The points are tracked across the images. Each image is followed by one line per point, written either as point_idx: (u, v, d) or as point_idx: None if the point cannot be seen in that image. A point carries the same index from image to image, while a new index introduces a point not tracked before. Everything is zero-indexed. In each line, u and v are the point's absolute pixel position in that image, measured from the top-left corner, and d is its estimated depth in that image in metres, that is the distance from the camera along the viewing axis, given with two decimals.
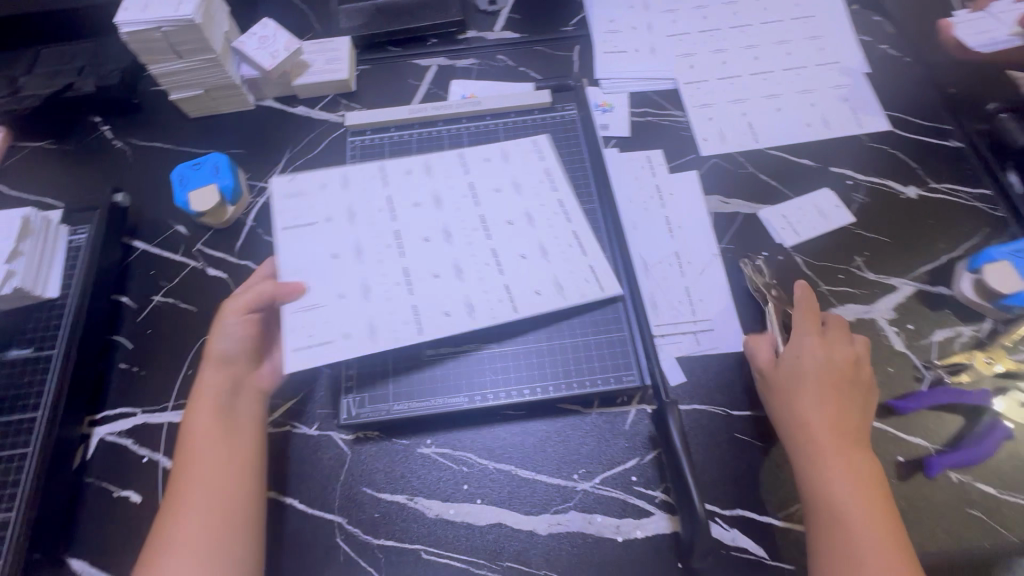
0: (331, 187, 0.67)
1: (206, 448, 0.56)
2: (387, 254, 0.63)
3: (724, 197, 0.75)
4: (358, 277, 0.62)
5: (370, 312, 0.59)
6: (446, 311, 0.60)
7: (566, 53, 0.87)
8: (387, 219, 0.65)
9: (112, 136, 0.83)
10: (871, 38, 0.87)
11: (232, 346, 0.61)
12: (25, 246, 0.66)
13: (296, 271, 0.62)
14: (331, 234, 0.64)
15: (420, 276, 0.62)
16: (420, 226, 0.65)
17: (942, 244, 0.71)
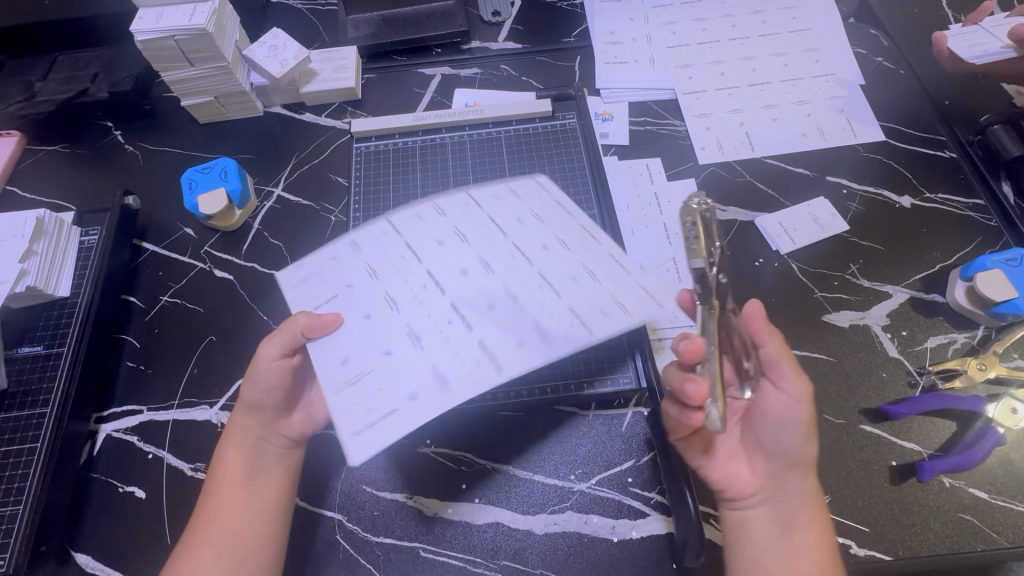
0: (333, 258, 0.58)
1: (230, 484, 0.57)
2: (413, 306, 0.55)
3: (721, 205, 0.76)
4: (404, 333, 0.53)
5: (439, 366, 0.51)
6: (509, 345, 0.52)
7: (567, 63, 0.89)
8: (406, 269, 0.57)
9: (124, 141, 0.85)
10: (866, 51, 0.89)
11: (265, 391, 0.58)
12: (37, 246, 0.67)
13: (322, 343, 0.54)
14: (346, 303, 0.56)
15: (465, 319, 0.54)
16: (444, 268, 0.57)
17: (936, 253, 0.72)
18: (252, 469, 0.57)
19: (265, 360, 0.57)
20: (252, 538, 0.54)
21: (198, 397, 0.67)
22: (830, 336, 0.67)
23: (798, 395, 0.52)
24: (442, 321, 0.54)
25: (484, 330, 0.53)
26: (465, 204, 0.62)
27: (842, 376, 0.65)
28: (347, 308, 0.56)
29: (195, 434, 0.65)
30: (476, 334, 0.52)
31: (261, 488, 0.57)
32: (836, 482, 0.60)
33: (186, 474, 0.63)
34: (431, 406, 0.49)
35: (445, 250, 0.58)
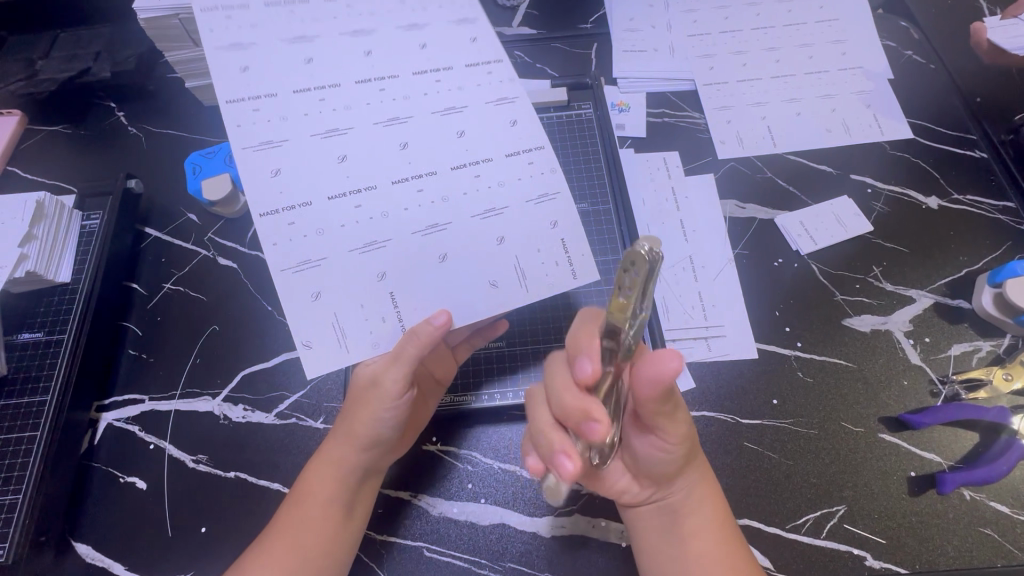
0: (286, 223, 0.47)
1: (321, 509, 0.52)
2: (392, 165, 0.49)
3: (740, 201, 0.74)
4: (428, 233, 0.49)
5: (501, 236, 0.50)
6: (494, 121, 0.51)
7: (583, 50, 0.85)
8: (359, 179, 0.48)
9: (127, 122, 0.83)
10: (896, 43, 0.85)
11: (390, 425, 0.53)
12: (38, 230, 0.65)
13: (376, 324, 0.48)
14: (346, 250, 0.47)
15: (457, 160, 0.50)
16: (382, 138, 0.49)
17: (963, 257, 0.70)
18: (353, 495, 0.54)
19: (393, 395, 0.52)
20: (323, 545, 0.51)
21: (201, 387, 0.66)
22: (851, 340, 0.65)
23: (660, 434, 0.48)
24: (451, 187, 0.49)
25: (457, 123, 0.51)
26: (285, 71, 0.49)
27: (861, 383, 0.63)
28: (363, 260, 0.48)
29: (197, 425, 0.64)
30: (505, 211, 0.50)
31: (352, 514, 0.53)
32: (853, 492, 0.58)
33: (188, 466, 0.62)
34: (538, 292, 0.50)
35: (359, 135, 0.49)
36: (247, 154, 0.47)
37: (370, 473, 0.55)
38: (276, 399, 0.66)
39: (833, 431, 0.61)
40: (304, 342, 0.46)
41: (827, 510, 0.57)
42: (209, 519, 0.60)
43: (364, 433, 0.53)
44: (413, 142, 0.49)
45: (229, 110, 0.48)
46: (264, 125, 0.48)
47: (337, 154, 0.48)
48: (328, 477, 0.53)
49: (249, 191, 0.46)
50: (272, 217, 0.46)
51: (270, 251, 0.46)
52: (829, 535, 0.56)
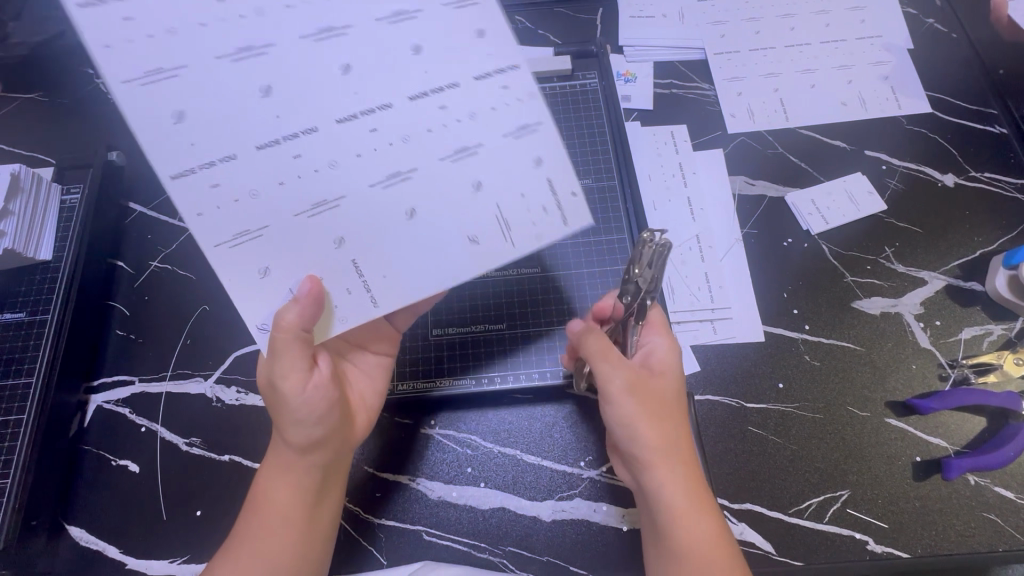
0: (208, 185, 0.43)
1: (281, 513, 0.49)
2: (335, 100, 0.44)
3: (749, 178, 0.71)
4: (388, 183, 0.44)
5: (476, 181, 0.45)
6: (453, 31, 0.45)
7: (588, 15, 0.81)
8: (294, 121, 0.43)
9: (106, 90, 0.78)
10: (918, 11, 0.81)
11: (314, 422, 0.49)
12: (14, 205, 0.62)
13: (342, 297, 0.45)
14: (295, 214, 0.44)
15: (410, 90, 0.44)
16: (315, 60, 0.43)
17: (979, 237, 0.67)
18: (314, 498, 0.50)
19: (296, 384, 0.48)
20: (291, 546, 0.48)
21: (192, 368, 0.64)
22: (860, 323, 0.63)
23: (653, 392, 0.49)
24: (412, 123, 0.44)
25: (410, 31, 0.44)
26: None
27: (869, 367, 0.62)
28: (318, 225, 0.44)
29: (189, 408, 0.63)
30: (479, 149, 0.45)
31: (318, 512, 0.50)
32: (857, 477, 0.57)
33: (181, 448, 0.61)
34: (523, 246, 0.46)
35: (278, 53, 0.43)
36: (141, 95, 0.41)
37: (328, 475, 0.51)
38: None
39: (840, 416, 0.60)
40: (259, 325, 0.45)
41: (830, 495, 0.57)
42: (204, 503, 0.59)
43: (297, 439, 0.48)
44: (354, 62, 0.44)
45: (109, 24, 0.41)
46: (157, 48, 0.41)
47: (256, 86, 0.43)
48: (284, 483, 0.49)
49: (155, 143, 0.42)
50: (190, 175, 0.42)
51: (195, 223, 0.42)
52: (832, 520, 0.56)
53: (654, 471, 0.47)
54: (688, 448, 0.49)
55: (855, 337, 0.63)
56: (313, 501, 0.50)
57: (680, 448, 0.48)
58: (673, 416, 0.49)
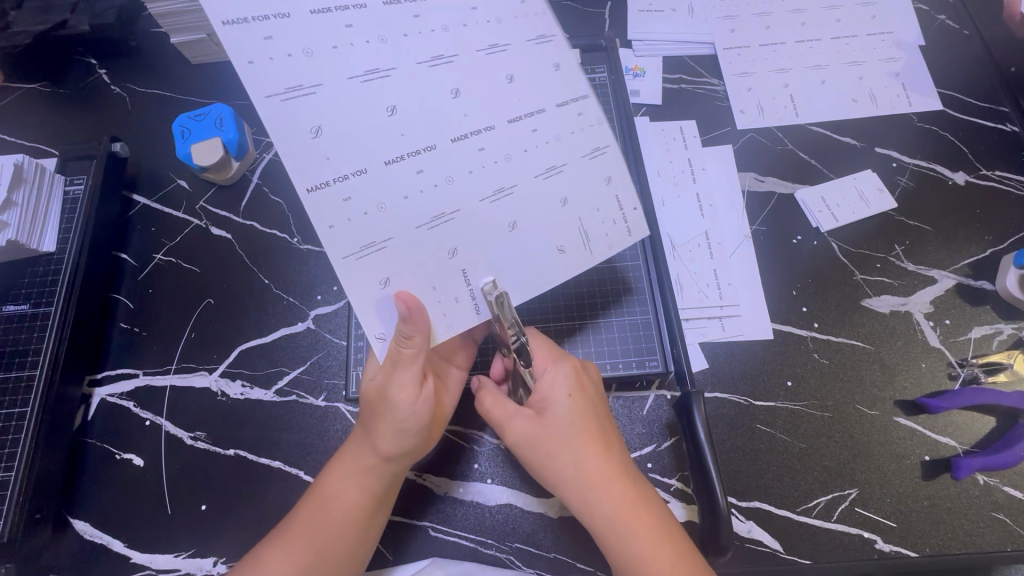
0: (340, 199, 0.41)
1: (347, 515, 0.50)
2: (450, 120, 0.44)
3: (759, 174, 0.70)
4: (494, 199, 0.45)
5: (564, 198, 0.47)
6: (543, 64, 0.47)
7: (597, 9, 0.80)
8: (415, 138, 0.43)
9: (109, 81, 0.78)
10: (929, 7, 0.80)
11: (415, 433, 0.50)
12: (17, 196, 0.61)
13: (449, 305, 0.45)
14: (413, 227, 0.43)
15: (511, 113, 0.45)
16: (429, 82, 0.43)
17: (990, 236, 0.67)
18: (379, 505, 0.51)
19: (408, 396, 0.48)
20: (349, 544, 0.50)
21: (197, 362, 0.64)
22: (869, 322, 0.63)
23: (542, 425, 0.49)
24: (512, 144, 0.45)
25: (506, 64, 0.46)
26: None
27: (878, 365, 0.61)
28: (434, 237, 0.44)
29: (194, 401, 0.62)
30: (565, 169, 0.47)
31: (379, 515, 0.52)
32: (866, 476, 0.57)
33: (185, 442, 0.61)
34: (602, 254, 0.49)
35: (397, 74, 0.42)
36: (284, 115, 0.39)
37: (400, 481, 0.52)
38: (275, 375, 0.63)
39: (849, 414, 0.59)
40: (378, 335, 0.44)
41: (839, 494, 0.56)
42: (208, 496, 0.59)
43: (389, 448, 0.49)
44: (464, 86, 0.44)
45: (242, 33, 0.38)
46: (299, 69, 0.40)
47: (381, 104, 0.42)
48: (359, 485, 0.50)
49: (289, 159, 0.40)
50: (324, 190, 0.41)
51: (326, 237, 0.41)
52: (840, 519, 0.56)
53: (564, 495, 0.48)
54: (599, 464, 0.48)
55: (864, 335, 0.63)
56: (378, 508, 0.51)
57: (583, 468, 0.48)
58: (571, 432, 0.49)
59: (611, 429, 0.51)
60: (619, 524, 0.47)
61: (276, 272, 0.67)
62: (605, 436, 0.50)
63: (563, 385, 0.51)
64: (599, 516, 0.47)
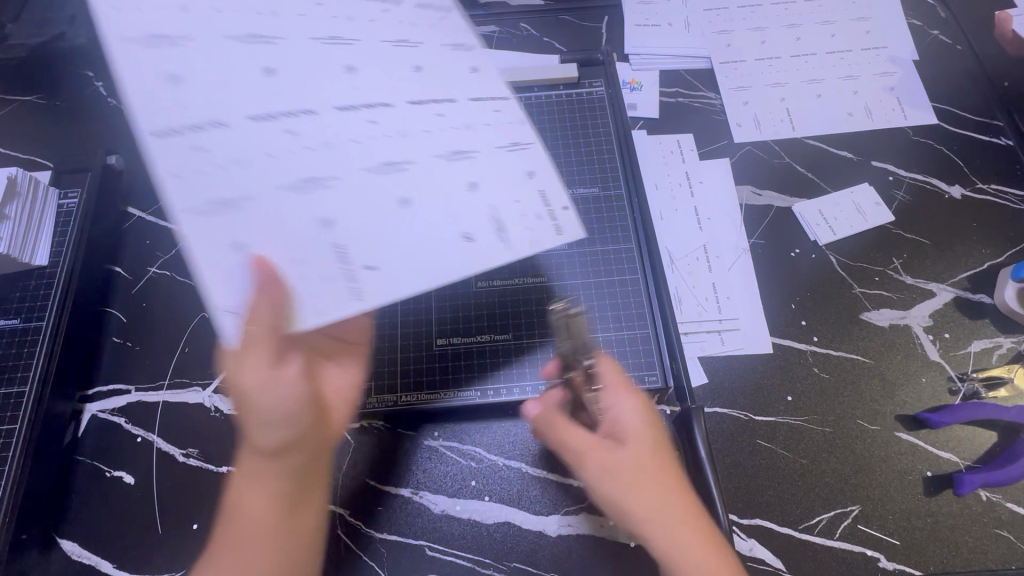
0: (190, 145, 0.40)
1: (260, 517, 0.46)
2: (337, 94, 0.45)
3: (756, 188, 0.70)
4: (381, 171, 0.44)
5: (471, 184, 0.45)
6: (457, 65, 0.50)
7: (594, 23, 0.81)
8: (286, 100, 0.43)
9: (107, 93, 0.78)
10: (922, 22, 0.81)
11: (285, 423, 0.45)
12: (10, 209, 0.60)
13: (316, 282, 0.40)
14: (270, 185, 0.41)
15: (414, 99, 0.47)
16: (319, 61, 0.46)
17: (987, 249, 0.67)
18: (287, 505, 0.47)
19: (277, 382, 0.44)
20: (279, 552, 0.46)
21: (190, 377, 0.63)
22: (869, 336, 0.63)
23: (631, 457, 0.46)
24: (408, 127, 0.46)
25: (411, 58, 0.49)
26: None
27: (878, 379, 0.61)
28: (303, 202, 0.41)
29: (186, 417, 0.61)
30: (474, 155, 0.46)
31: (298, 516, 0.48)
32: (868, 492, 0.57)
33: (178, 460, 0.60)
34: (517, 243, 0.44)
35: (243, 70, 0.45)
36: (169, 109, 0.40)
37: (315, 472, 0.49)
38: None
39: (849, 429, 0.59)
40: (222, 308, 0.38)
41: (841, 510, 0.56)
42: (200, 516, 0.58)
43: (265, 444, 0.45)
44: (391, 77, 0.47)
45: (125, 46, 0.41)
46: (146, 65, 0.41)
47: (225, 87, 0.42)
48: (264, 489, 0.46)
49: (133, 101, 0.40)
50: (172, 133, 0.40)
51: (169, 185, 0.39)
52: (843, 536, 0.55)
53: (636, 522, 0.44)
54: (680, 498, 0.45)
55: (863, 349, 0.62)
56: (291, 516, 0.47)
57: (667, 504, 0.45)
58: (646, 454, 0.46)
59: (679, 462, 0.49)
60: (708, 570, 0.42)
61: None
62: (680, 471, 0.48)
63: (639, 414, 0.48)
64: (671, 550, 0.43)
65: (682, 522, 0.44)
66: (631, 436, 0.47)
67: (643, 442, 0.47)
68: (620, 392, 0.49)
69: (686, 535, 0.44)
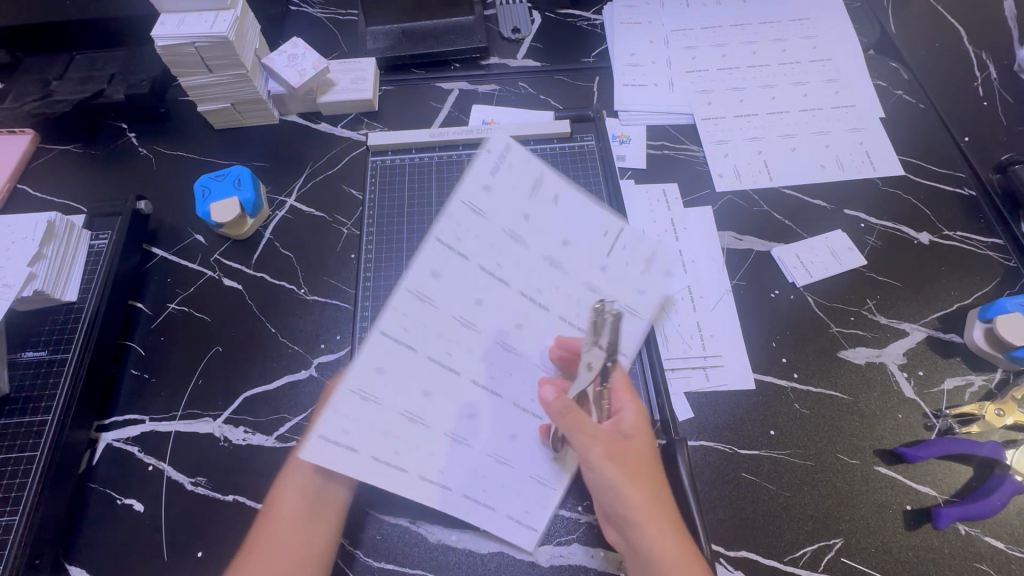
0: (510, 210, 0.46)
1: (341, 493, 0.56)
2: (509, 256, 0.48)
3: (737, 233, 0.76)
4: (451, 317, 0.47)
5: (429, 390, 0.48)
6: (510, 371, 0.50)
7: (586, 83, 0.89)
8: (521, 255, 0.48)
9: (138, 144, 0.85)
10: (887, 83, 0.89)
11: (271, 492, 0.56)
12: (47, 249, 0.66)
13: (436, 266, 0.46)
14: (484, 234, 0.46)
15: (495, 311, 0.49)
16: (539, 248, 0.48)
17: (955, 291, 0.71)
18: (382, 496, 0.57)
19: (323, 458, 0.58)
20: None
21: (201, 409, 0.66)
22: (846, 373, 0.66)
23: (594, 474, 0.50)
24: (475, 319, 0.48)
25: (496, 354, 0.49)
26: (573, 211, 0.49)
27: (856, 415, 0.64)
28: (438, 255, 0.46)
29: (197, 447, 0.64)
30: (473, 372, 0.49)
31: None
32: (850, 525, 0.58)
33: (186, 487, 0.62)
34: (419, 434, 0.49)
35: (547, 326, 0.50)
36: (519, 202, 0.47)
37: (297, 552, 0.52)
38: (277, 421, 0.66)
39: (830, 463, 0.61)
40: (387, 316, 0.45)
41: (824, 543, 0.58)
42: (205, 543, 0.60)
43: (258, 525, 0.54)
44: (487, 298, 0.48)
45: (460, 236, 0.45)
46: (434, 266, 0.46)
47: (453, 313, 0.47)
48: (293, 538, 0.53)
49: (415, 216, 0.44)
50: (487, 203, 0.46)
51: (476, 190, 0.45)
52: (826, 569, 0.57)
53: (634, 531, 0.49)
54: (643, 506, 0.49)
55: (841, 385, 0.66)
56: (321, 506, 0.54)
57: (625, 510, 0.50)
58: (622, 475, 0.50)
59: (649, 471, 0.51)
60: (667, 564, 0.48)
61: (284, 321, 0.71)
62: (645, 480, 0.51)
63: (598, 443, 0.50)
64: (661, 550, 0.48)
65: (644, 525, 0.49)
66: (587, 459, 0.50)
67: (607, 463, 0.50)
68: (585, 426, 0.49)
69: (648, 536, 0.49)
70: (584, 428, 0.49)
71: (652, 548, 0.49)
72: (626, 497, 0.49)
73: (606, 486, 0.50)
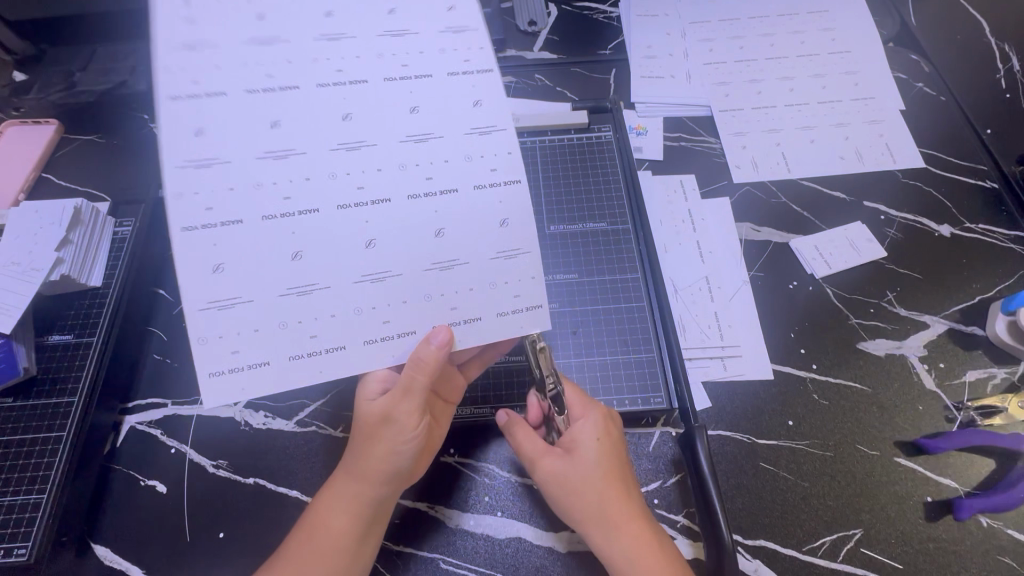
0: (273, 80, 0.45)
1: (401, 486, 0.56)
2: (328, 134, 0.46)
3: (755, 225, 0.75)
4: (344, 222, 0.46)
5: (385, 303, 0.47)
6: (461, 209, 0.48)
7: (602, 75, 0.89)
8: (310, 137, 0.45)
9: (159, 134, 0.86)
10: (907, 76, 0.88)
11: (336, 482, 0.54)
12: (74, 235, 0.67)
13: (286, 229, 0.45)
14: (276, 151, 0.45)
15: (374, 173, 0.46)
16: (327, 103, 0.46)
17: (978, 284, 0.71)
18: (479, 360, 0.63)
19: (405, 424, 0.53)
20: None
21: None
22: (866, 365, 0.66)
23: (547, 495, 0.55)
24: (364, 209, 0.46)
25: (433, 200, 0.47)
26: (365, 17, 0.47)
27: (876, 407, 0.63)
28: (269, 190, 0.45)
29: (217, 430, 0.65)
30: (414, 245, 0.47)
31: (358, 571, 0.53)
32: (870, 515, 0.58)
33: (208, 470, 0.63)
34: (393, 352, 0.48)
35: (429, 146, 0.47)
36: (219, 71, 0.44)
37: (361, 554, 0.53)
38: (296, 407, 0.66)
39: (849, 454, 0.61)
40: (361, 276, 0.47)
41: (843, 533, 0.57)
42: (227, 525, 0.61)
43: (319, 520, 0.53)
44: (354, 177, 0.46)
45: (184, 243, 0.43)
46: (193, 258, 0.43)
47: (333, 210, 0.46)
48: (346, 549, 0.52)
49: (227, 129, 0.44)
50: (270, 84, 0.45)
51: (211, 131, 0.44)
52: (846, 559, 0.56)
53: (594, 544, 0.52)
54: (591, 522, 0.52)
55: (861, 375, 0.65)
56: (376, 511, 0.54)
57: (581, 527, 0.53)
58: (566, 497, 0.53)
59: (600, 485, 0.53)
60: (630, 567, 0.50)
61: None
62: (595, 495, 0.52)
63: (542, 472, 0.54)
64: (625, 555, 0.50)
65: (598, 535, 0.52)
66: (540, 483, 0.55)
67: (551, 487, 0.54)
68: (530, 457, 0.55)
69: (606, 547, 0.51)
70: (530, 457, 0.55)
71: (615, 555, 0.51)
72: (577, 515, 0.53)
73: (559, 509, 0.54)
